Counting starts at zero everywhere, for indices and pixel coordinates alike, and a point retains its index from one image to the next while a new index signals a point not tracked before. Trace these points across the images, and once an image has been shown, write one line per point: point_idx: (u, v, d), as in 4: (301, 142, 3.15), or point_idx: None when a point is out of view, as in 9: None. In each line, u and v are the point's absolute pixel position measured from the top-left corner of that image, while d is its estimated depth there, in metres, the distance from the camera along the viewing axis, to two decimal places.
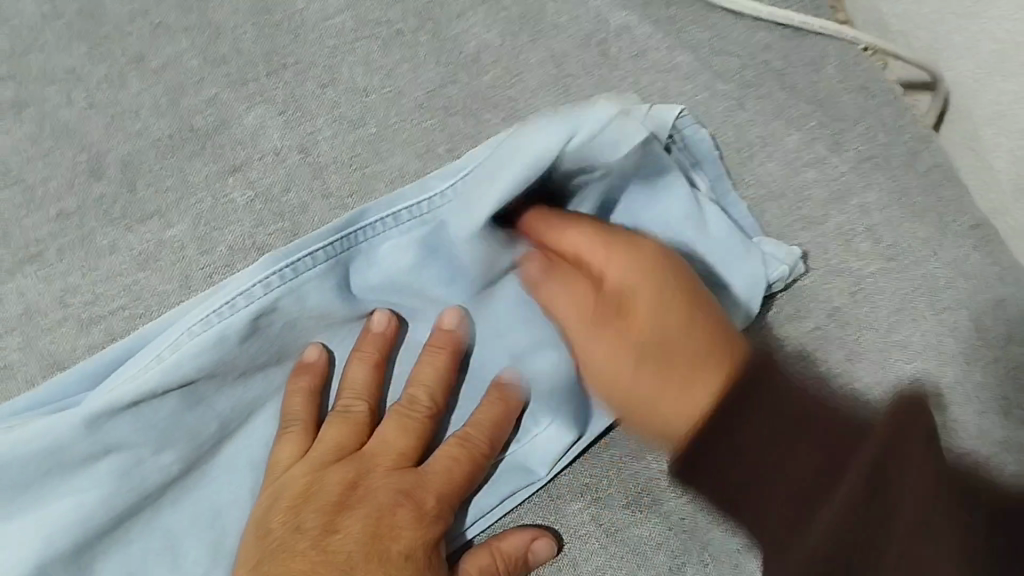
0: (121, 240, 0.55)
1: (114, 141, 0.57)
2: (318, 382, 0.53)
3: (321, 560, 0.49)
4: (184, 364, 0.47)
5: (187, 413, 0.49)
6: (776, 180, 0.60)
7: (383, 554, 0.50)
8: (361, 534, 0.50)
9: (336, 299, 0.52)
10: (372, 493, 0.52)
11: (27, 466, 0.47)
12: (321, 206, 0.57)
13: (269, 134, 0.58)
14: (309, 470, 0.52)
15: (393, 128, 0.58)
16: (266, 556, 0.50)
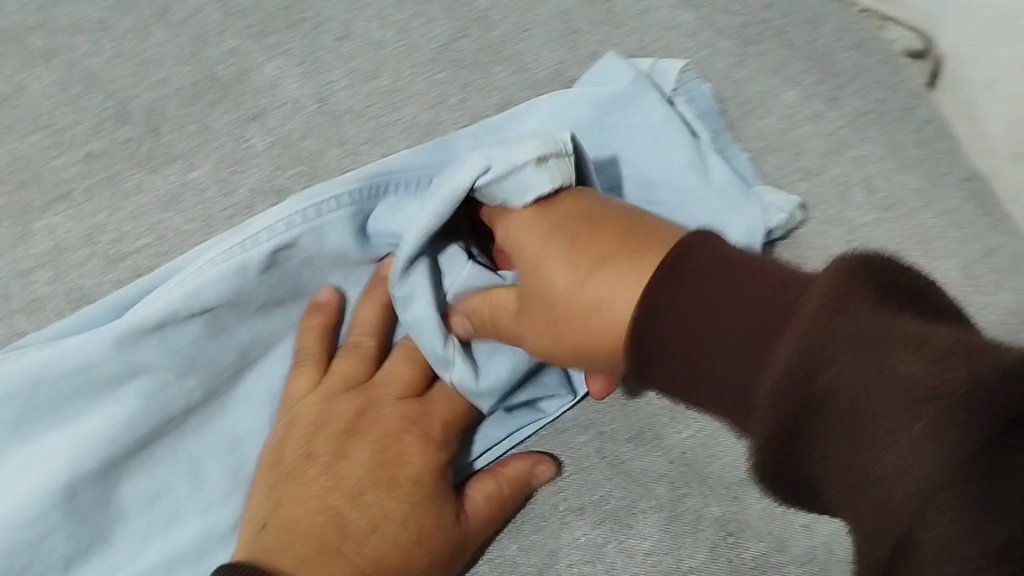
0: (146, 182, 0.58)
1: (140, 88, 0.60)
2: (331, 321, 0.56)
3: (331, 486, 0.52)
4: (206, 291, 0.52)
5: (209, 340, 0.53)
6: (775, 134, 0.61)
7: (391, 480, 0.53)
8: (370, 461, 0.53)
9: (353, 245, 0.55)
10: (381, 420, 0.54)
11: (60, 384, 0.50)
12: (337, 153, 0.59)
13: (288, 84, 0.60)
14: (321, 401, 0.54)
15: (406, 79, 0.61)
16: (279, 482, 0.53)
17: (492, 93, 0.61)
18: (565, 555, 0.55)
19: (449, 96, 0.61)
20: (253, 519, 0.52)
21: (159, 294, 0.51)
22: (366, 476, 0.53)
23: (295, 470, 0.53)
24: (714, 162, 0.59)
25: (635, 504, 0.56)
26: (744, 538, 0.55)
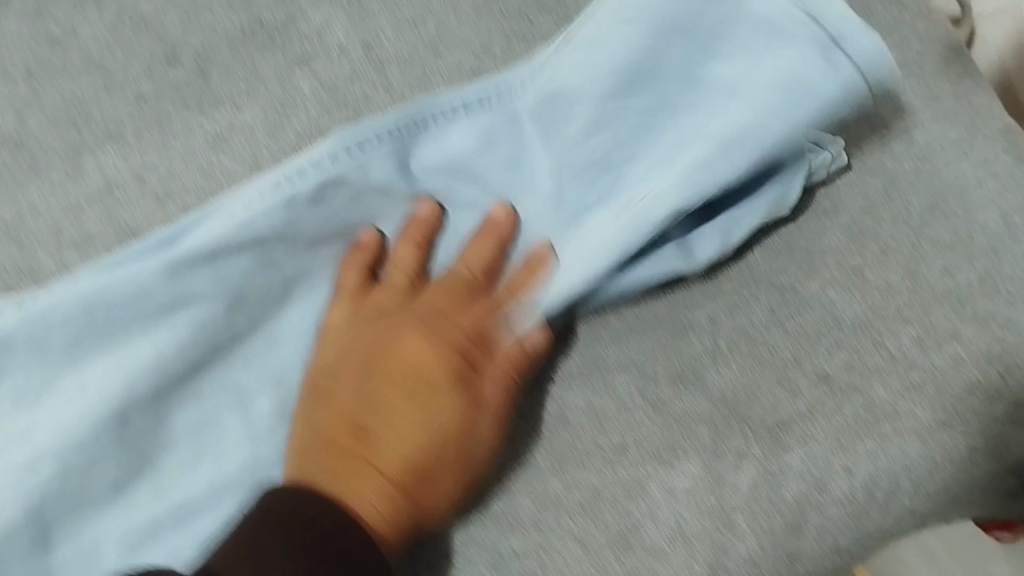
0: (196, 123, 0.59)
1: (188, 33, 0.60)
2: (370, 258, 0.57)
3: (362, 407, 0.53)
4: (257, 222, 0.52)
5: (259, 274, 0.53)
6: None
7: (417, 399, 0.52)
8: (394, 383, 0.53)
9: (398, 179, 0.56)
10: (407, 343, 0.54)
11: (114, 310, 0.51)
12: (384, 99, 0.60)
13: (334, 31, 0.61)
14: (351, 330, 0.55)
15: (451, 28, 0.61)
16: (314, 405, 0.53)
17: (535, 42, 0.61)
18: (608, 494, 0.55)
19: (493, 44, 0.61)
20: (293, 442, 0.53)
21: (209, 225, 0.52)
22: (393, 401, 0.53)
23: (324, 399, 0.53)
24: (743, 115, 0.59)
25: (676, 444, 0.56)
26: (785, 478, 0.55)
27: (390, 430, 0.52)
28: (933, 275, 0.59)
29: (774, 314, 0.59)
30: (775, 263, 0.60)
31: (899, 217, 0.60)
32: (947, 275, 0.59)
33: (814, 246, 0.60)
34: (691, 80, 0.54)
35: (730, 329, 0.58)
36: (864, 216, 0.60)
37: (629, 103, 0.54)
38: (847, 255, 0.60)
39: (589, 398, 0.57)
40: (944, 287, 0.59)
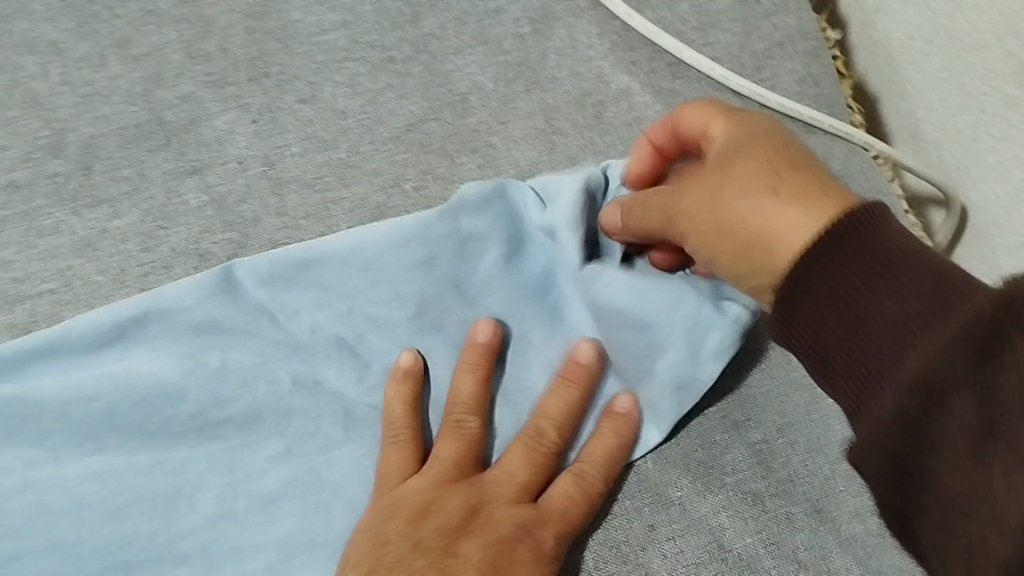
0: (65, 223, 0.54)
1: (81, 120, 0.56)
2: (417, 388, 0.52)
3: (476, 521, 0.49)
4: (77, 386, 0.52)
5: (94, 423, 0.52)
6: None
7: (490, 512, 0.49)
8: (453, 508, 0.49)
9: (204, 338, 0.53)
10: (493, 521, 0.48)
11: None
12: (273, 224, 0.55)
13: (236, 141, 0.56)
14: (427, 486, 0.50)
15: (362, 154, 0.56)
16: (421, 517, 0.48)
17: (449, 185, 0.56)
18: None
19: (403, 179, 0.56)
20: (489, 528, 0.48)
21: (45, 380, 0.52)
22: (514, 491, 0.50)
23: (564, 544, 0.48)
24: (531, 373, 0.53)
25: None
26: None
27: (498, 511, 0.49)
28: (842, 514, 0.53)
29: (654, 531, 0.52)
30: (665, 476, 0.54)
31: (815, 445, 0.55)
32: (856, 518, 0.53)
33: (711, 461, 0.54)
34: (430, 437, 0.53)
35: (598, 541, 0.52)
36: (774, 434, 0.55)
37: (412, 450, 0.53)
38: (749, 477, 0.54)
39: None
40: (850, 532, 0.53)
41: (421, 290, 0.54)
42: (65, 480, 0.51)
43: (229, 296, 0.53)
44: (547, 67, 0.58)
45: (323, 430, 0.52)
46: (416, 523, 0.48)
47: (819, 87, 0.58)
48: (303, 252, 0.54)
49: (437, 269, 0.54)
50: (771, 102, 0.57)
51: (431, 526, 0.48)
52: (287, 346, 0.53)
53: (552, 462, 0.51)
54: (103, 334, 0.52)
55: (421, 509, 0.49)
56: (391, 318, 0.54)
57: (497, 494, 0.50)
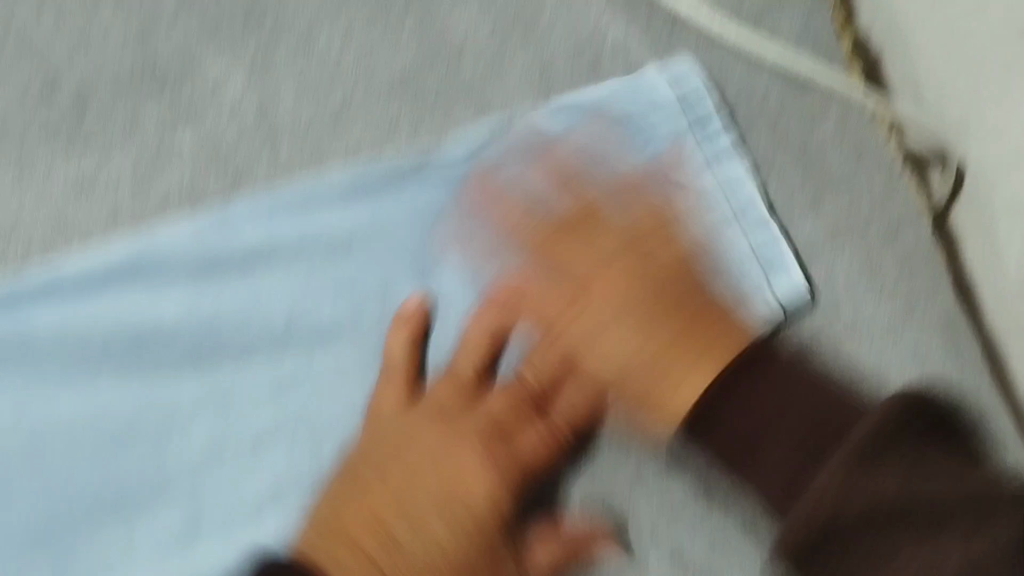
0: (59, 167, 0.55)
1: (77, 65, 0.56)
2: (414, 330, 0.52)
3: (433, 470, 0.50)
4: (72, 322, 0.52)
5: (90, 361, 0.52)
6: None
7: (450, 458, 0.50)
8: (420, 446, 0.51)
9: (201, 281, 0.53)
10: (434, 472, 0.50)
11: None
12: (265, 173, 0.55)
13: (230, 90, 0.56)
14: (404, 421, 0.51)
15: (357, 104, 0.56)
16: (372, 454, 0.51)
17: (442, 133, 0.56)
18: None
19: (396, 129, 0.56)
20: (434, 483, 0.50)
21: (36, 317, 0.52)
22: (482, 456, 0.50)
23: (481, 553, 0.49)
24: None
25: None
26: None
27: (449, 469, 0.50)
28: None
29: None
30: None
31: None
32: None
33: None
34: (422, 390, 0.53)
35: (587, 478, 0.51)
36: None
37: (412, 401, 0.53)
38: None
39: None
40: None
41: (419, 242, 0.53)
42: (60, 415, 0.52)
43: (223, 234, 0.53)
44: (546, 19, 0.58)
45: (318, 379, 0.52)
46: (386, 468, 0.50)
47: (819, 42, 0.58)
48: (294, 196, 0.54)
49: (433, 219, 0.53)
50: (772, 56, 0.57)
51: (414, 450, 0.51)
52: (286, 292, 0.53)
53: (529, 407, 0.51)
54: (95, 271, 0.53)
55: (377, 445, 0.51)
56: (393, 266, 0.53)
57: (459, 439, 0.50)
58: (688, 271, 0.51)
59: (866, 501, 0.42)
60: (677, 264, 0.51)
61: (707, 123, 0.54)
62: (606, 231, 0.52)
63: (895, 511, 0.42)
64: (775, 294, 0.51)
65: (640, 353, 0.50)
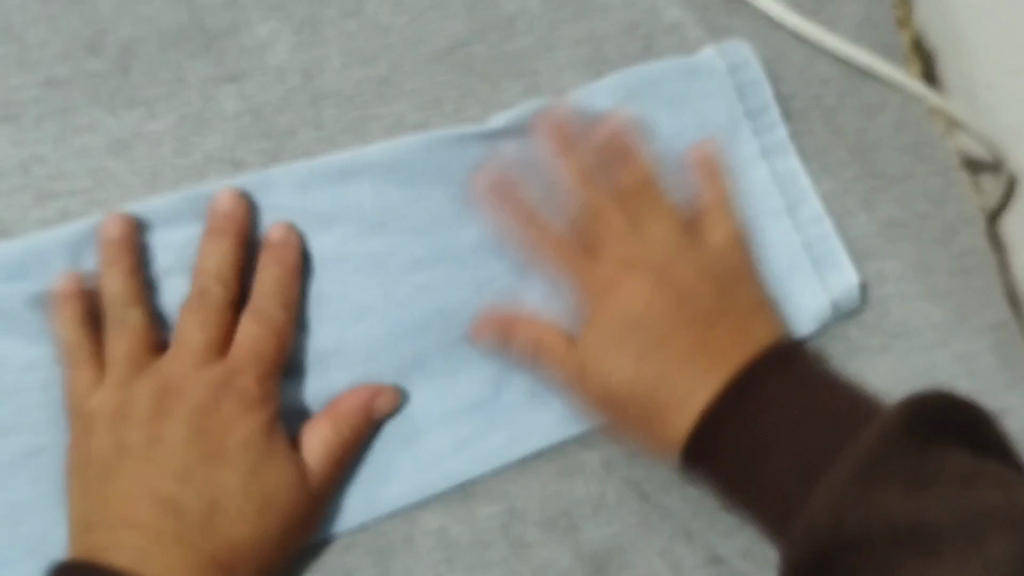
0: (101, 123, 0.53)
1: (122, 18, 0.55)
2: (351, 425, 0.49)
3: (147, 460, 0.48)
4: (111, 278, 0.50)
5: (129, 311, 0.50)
6: None
7: (149, 423, 0.48)
8: (146, 411, 0.48)
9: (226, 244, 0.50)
10: (171, 444, 0.48)
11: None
12: (310, 136, 0.54)
13: (276, 51, 0.55)
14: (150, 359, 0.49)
15: (404, 73, 0.55)
16: (155, 415, 0.48)
17: (491, 110, 0.55)
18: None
19: (442, 101, 0.55)
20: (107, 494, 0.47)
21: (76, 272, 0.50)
22: (181, 445, 0.48)
23: (162, 546, 0.46)
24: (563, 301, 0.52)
25: None
26: None
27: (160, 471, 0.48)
28: None
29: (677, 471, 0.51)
30: None
31: None
32: None
33: None
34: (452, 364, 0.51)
35: (624, 477, 0.51)
36: None
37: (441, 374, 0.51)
38: None
39: (446, 522, 0.50)
40: None
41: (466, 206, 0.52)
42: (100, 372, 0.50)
43: (264, 201, 0.51)
44: None
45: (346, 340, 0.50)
46: (87, 471, 0.48)
47: (878, 35, 0.57)
48: (340, 164, 0.52)
49: (482, 186, 0.52)
50: (830, 43, 0.56)
51: (107, 430, 0.48)
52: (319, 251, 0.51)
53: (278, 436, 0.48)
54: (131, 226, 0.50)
55: (157, 397, 0.48)
56: (442, 226, 0.52)
57: (211, 422, 0.48)
58: (717, 261, 0.51)
59: (877, 523, 0.40)
60: (703, 258, 0.51)
61: (766, 113, 0.55)
62: (708, 182, 0.53)
63: (903, 530, 0.41)
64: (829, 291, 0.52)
65: (646, 367, 0.48)
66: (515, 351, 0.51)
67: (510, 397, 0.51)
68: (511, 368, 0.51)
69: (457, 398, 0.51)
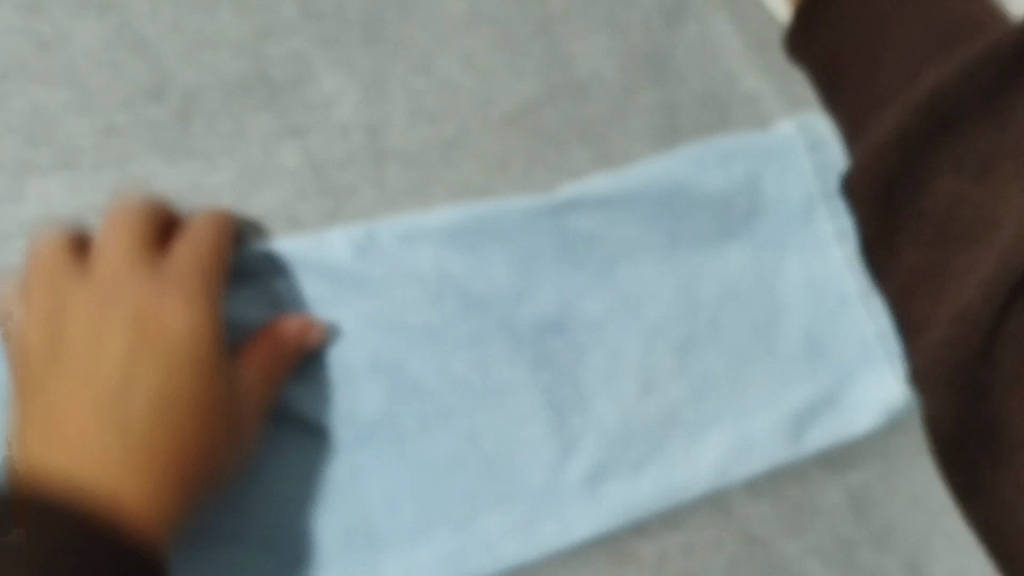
0: (158, 172, 0.52)
1: (187, 66, 0.53)
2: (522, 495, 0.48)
3: (107, 375, 0.43)
4: None
5: None
6: (848, 334, 0.53)
7: (157, 346, 0.43)
8: (135, 334, 0.44)
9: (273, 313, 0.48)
10: (163, 414, 0.42)
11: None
12: (370, 195, 0.53)
13: (342, 106, 0.54)
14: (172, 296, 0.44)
15: (472, 134, 0.54)
16: (144, 348, 0.43)
17: (559, 177, 0.54)
18: None
19: (509, 165, 0.54)
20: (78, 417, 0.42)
21: None
22: (126, 344, 0.43)
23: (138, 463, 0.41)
24: (621, 386, 0.50)
25: None
26: None
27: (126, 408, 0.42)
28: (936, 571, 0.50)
29: (738, 564, 0.49)
30: (755, 508, 0.50)
31: (916, 496, 0.51)
32: None
33: (806, 498, 0.51)
34: (506, 445, 0.48)
35: (679, 569, 0.49)
36: (876, 480, 0.51)
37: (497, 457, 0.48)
38: (836, 518, 0.50)
39: None
40: None
41: (526, 275, 0.51)
42: None
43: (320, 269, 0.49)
44: (674, 61, 0.57)
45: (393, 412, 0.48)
46: (75, 404, 0.42)
47: None
48: (398, 230, 0.50)
49: (547, 257, 0.51)
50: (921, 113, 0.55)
51: (69, 346, 0.44)
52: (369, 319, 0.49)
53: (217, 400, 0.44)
54: None
55: (137, 321, 0.44)
56: (500, 297, 0.50)
57: (180, 385, 0.43)
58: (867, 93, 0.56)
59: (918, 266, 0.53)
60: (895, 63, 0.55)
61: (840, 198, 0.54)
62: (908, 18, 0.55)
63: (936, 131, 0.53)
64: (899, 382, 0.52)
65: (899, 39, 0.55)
66: (575, 428, 0.49)
67: (567, 477, 0.49)
68: (572, 445, 0.49)
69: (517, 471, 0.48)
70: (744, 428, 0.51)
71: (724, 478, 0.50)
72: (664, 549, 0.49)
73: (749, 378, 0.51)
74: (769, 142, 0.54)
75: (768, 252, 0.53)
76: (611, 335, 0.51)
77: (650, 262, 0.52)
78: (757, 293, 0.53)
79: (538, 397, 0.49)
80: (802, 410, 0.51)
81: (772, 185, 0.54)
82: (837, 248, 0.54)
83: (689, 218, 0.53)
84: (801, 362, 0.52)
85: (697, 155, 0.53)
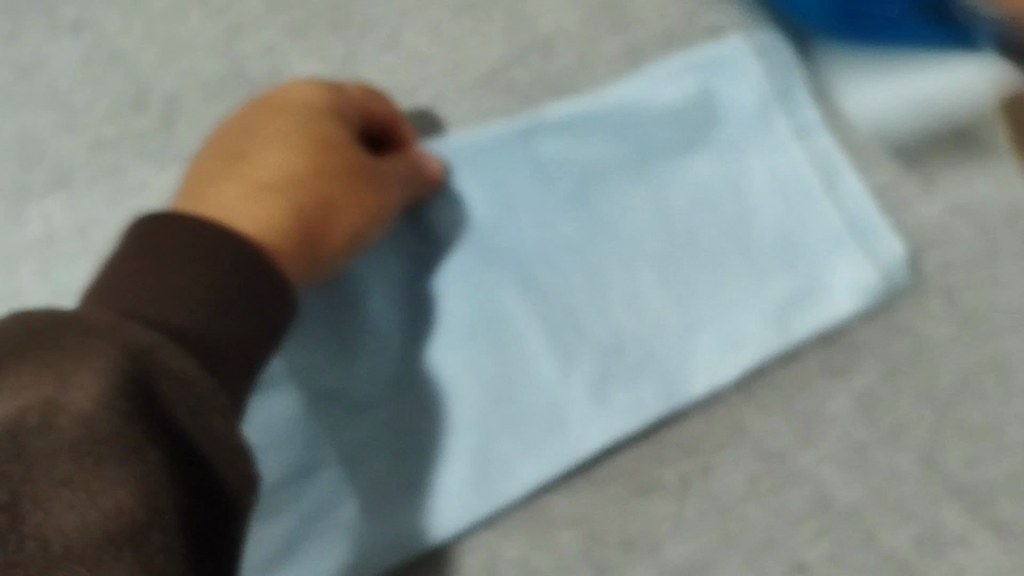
0: (151, 179, 0.54)
1: (165, 73, 0.55)
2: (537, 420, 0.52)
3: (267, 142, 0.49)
4: None
5: None
6: (825, 227, 0.53)
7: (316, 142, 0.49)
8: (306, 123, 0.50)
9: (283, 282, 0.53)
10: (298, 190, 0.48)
11: None
12: None
13: None
14: (339, 117, 0.50)
15: (448, 102, 0.56)
16: (315, 111, 0.50)
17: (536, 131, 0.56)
18: None
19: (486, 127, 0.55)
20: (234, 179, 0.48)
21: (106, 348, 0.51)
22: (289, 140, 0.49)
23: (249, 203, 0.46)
24: (604, 305, 0.53)
25: None
26: None
27: (260, 164, 0.48)
28: (950, 464, 0.51)
29: (754, 484, 0.51)
30: (765, 424, 0.52)
31: (925, 391, 0.52)
32: (967, 469, 0.51)
33: (814, 407, 0.52)
34: (508, 375, 0.52)
35: (698, 495, 0.51)
36: (880, 383, 0.52)
37: (506, 386, 0.52)
38: (842, 425, 0.52)
39: (526, 551, 0.51)
40: (957, 482, 0.51)
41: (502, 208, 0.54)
42: None
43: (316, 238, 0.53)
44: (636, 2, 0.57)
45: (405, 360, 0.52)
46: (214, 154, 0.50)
47: None
48: None
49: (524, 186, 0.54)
50: None
51: (250, 137, 0.50)
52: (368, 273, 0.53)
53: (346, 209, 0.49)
54: None
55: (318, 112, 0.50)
56: (485, 231, 0.54)
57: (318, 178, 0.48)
58: None
59: None
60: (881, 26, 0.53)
61: (792, 93, 0.54)
62: None
63: None
64: (879, 258, 0.52)
65: None
66: (570, 345, 0.52)
67: (574, 396, 0.52)
68: (568, 368, 0.52)
69: (524, 405, 0.52)
70: (723, 326, 0.52)
71: (715, 380, 0.52)
72: (682, 477, 0.51)
73: (727, 276, 0.53)
74: (716, 54, 0.55)
75: (730, 164, 0.54)
76: (586, 254, 0.53)
77: (617, 181, 0.54)
78: (722, 195, 0.54)
79: (529, 325, 0.53)
80: (783, 301, 0.52)
81: (724, 92, 0.55)
82: (797, 142, 0.54)
83: (650, 132, 0.55)
84: (775, 257, 0.53)
85: (649, 76, 0.55)
